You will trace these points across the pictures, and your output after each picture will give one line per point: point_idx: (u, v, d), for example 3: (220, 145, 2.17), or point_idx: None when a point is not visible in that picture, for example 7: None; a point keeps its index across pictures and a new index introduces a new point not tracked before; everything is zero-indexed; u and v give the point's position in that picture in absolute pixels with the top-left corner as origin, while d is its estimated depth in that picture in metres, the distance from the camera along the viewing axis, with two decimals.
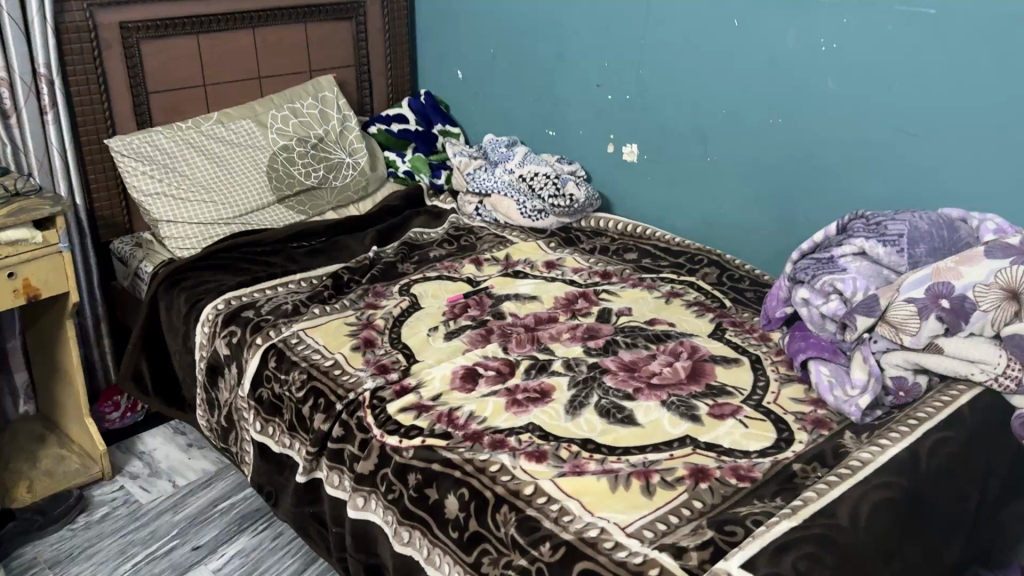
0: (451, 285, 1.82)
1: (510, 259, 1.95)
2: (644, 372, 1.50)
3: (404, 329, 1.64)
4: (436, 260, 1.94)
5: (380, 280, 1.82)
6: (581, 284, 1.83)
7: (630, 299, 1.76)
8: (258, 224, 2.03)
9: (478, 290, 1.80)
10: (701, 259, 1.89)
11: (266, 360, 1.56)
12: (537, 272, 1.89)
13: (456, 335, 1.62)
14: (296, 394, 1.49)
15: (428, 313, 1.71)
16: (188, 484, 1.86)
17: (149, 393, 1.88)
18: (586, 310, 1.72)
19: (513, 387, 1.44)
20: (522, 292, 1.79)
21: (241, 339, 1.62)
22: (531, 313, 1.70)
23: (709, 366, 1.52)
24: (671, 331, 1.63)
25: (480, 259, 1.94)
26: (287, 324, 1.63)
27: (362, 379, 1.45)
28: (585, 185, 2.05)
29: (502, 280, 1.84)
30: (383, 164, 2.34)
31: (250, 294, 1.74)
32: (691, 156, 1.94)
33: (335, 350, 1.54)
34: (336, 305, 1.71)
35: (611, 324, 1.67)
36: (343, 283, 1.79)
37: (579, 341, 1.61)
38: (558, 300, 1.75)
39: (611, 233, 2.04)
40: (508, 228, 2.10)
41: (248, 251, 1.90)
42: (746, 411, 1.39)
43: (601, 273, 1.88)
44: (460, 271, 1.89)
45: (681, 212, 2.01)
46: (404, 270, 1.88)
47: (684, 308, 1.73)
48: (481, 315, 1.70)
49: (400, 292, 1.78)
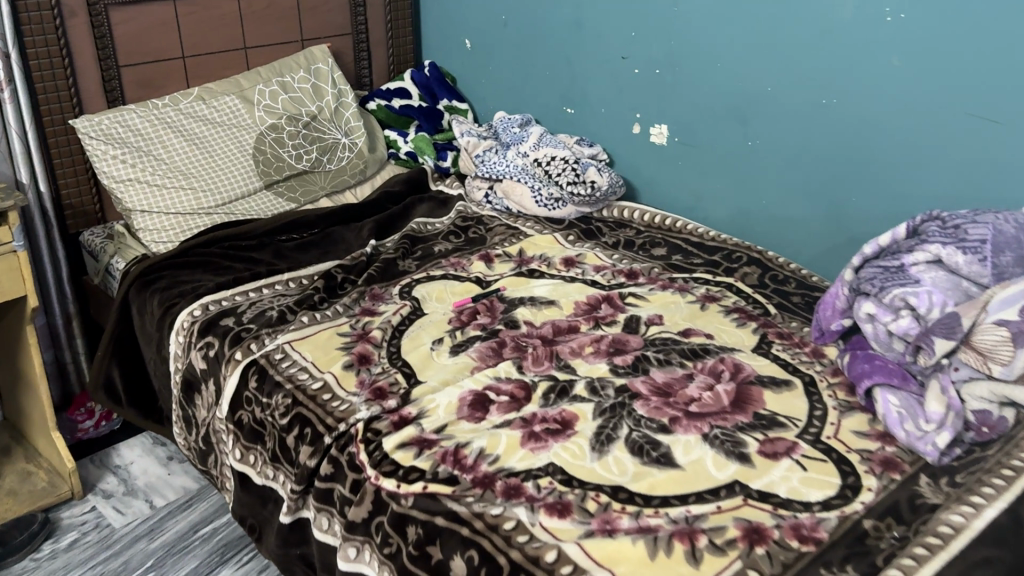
0: (458, 286, 1.62)
1: (523, 255, 1.74)
2: (681, 397, 1.30)
3: (405, 341, 1.43)
4: (441, 255, 1.73)
5: (378, 280, 1.62)
6: (605, 285, 1.63)
7: (661, 305, 1.55)
8: (243, 213, 1.82)
9: (488, 293, 1.59)
10: (739, 256, 1.68)
11: (246, 378, 1.36)
12: (554, 271, 1.68)
13: (462, 350, 1.42)
14: (280, 421, 1.29)
15: (431, 321, 1.50)
16: (167, 504, 1.68)
17: (122, 404, 1.68)
18: (611, 319, 1.51)
19: (530, 416, 1.25)
20: (538, 295, 1.58)
21: (219, 353, 1.42)
22: (548, 323, 1.50)
23: (756, 390, 1.32)
24: (710, 346, 1.43)
25: (491, 255, 1.73)
26: (272, 335, 1.43)
27: (355, 406, 1.26)
28: (607, 170, 1.84)
29: (515, 281, 1.64)
30: (383, 144, 2.12)
31: (231, 298, 1.54)
32: (728, 140, 1.72)
33: (324, 368, 1.34)
34: (328, 311, 1.51)
35: (640, 336, 1.46)
36: (337, 285, 1.59)
37: (604, 357, 1.40)
38: (578, 306, 1.55)
39: (636, 225, 1.83)
40: (521, 218, 1.89)
41: (230, 245, 1.69)
42: (803, 449, 1.20)
43: (627, 272, 1.67)
44: (467, 269, 1.68)
45: (715, 202, 1.79)
46: (405, 268, 1.68)
47: (723, 316, 1.52)
48: (491, 324, 1.50)
49: (400, 295, 1.58)
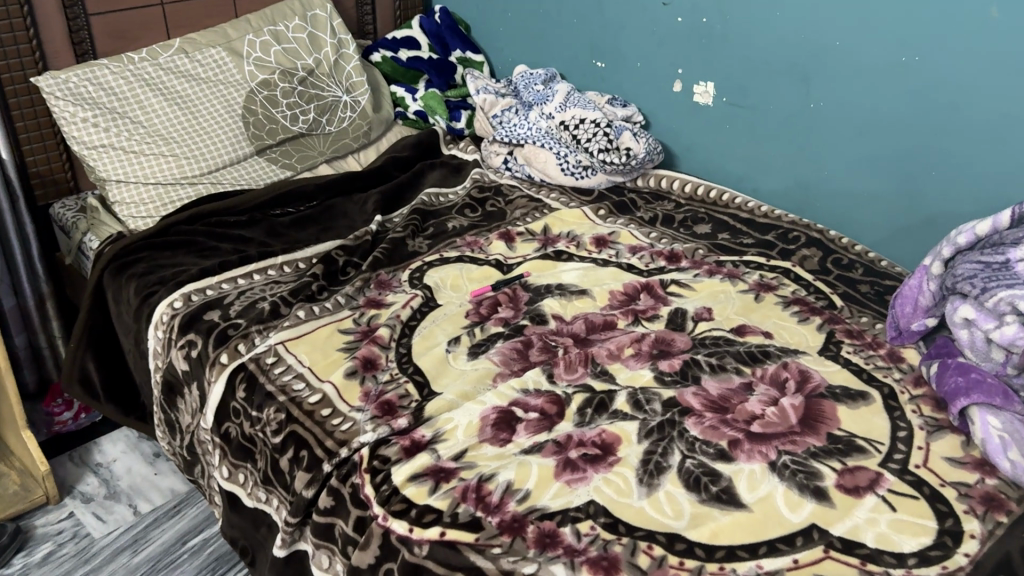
0: (476, 272, 1.42)
1: (547, 233, 1.53)
2: (740, 415, 1.11)
3: (416, 341, 1.24)
4: (456, 233, 1.53)
5: (385, 264, 1.42)
6: (644, 271, 1.43)
7: (709, 296, 1.36)
8: (231, 182, 1.61)
9: (510, 281, 1.39)
10: (796, 236, 1.48)
11: (233, 386, 1.18)
12: (583, 252, 1.48)
13: (482, 352, 1.22)
14: (272, 440, 1.11)
15: (446, 315, 1.31)
16: (153, 509, 1.52)
17: (100, 399, 1.50)
18: (652, 313, 1.31)
19: (564, 439, 1.06)
20: (567, 283, 1.39)
21: (203, 354, 1.23)
22: (580, 317, 1.30)
23: (829, 406, 1.13)
24: (769, 348, 1.24)
25: (511, 233, 1.53)
26: (263, 333, 1.24)
27: (359, 426, 1.07)
28: (644, 134, 1.63)
29: (540, 264, 1.44)
30: (390, 102, 1.90)
31: (216, 286, 1.35)
32: (786, 102, 1.50)
33: (323, 377, 1.15)
34: (328, 303, 1.31)
35: (687, 334, 1.27)
36: (337, 271, 1.40)
37: (647, 361, 1.21)
38: (614, 297, 1.35)
39: (676, 197, 1.63)
40: (545, 188, 1.68)
41: (217, 222, 1.50)
42: (888, 482, 1.02)
43: (669, 254, 1.47)
44: (486, 250, 1.49)
45: (766, 172, 1.59)
46: (415, 249, 1.48)
47: (781, 310, 1.33)
48: (515, 318, 1.30)
49: (410, 282, 1.38)
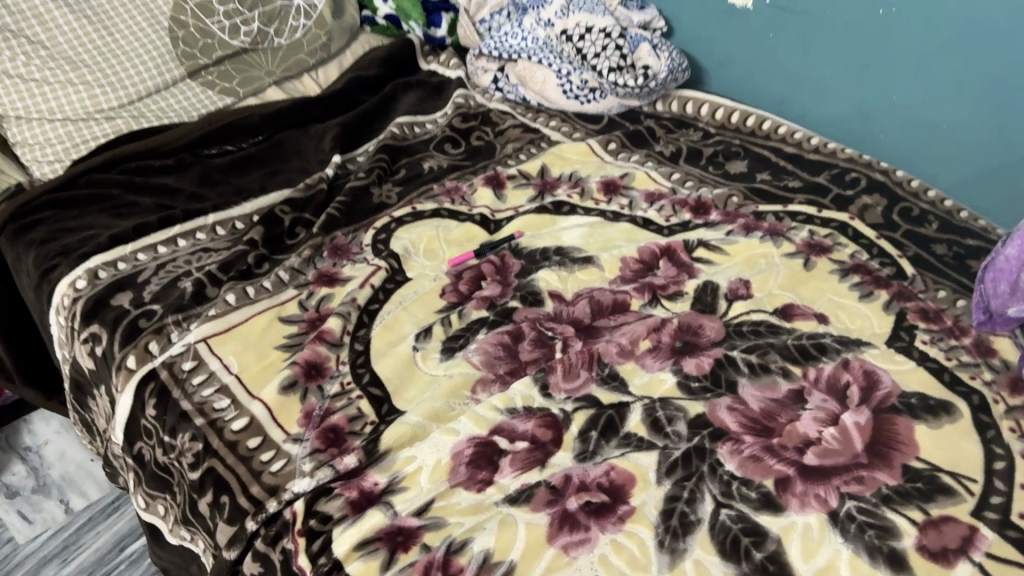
0: (456, 232, 1.15)
1: (545, 176, 1.26)
2: (789, 441, 0.86)
3: (377, 333, 0.98)
4: (432, 178, 1.26)
5: (342, 223, 1.15)
6: (664, 228, 1.16)
7: (745, 264, 1.09)
8: (157, 116, 1.31)
9: (495, 244, 1.13)
10: (855, 177, 1.20)
11: (143, 400, 0.93)
12: (589, 202, 1.21)
13: (459, 349, 0.97)
14: (189, 475, 0.87)
15: (415, 295, 1.04)
16: (89, 505, 1.30)
17: (16, 382, 1.26)
18: (675, 291, 1.05)
19: (561, 481, 0.81)
20: (568, 246, 1.13)
21: (108, 353, 0.98)
22: (584, 296, 1.04)
23: (904, 426, 0.88)
24: (825, 340, 0.97)
25: (501, 177, 1.25)
26: (181, 326, 0.98)
27: (295, 466, 0.82)
28: (666, 46, 1.31)
29: (534, 220, 1.17)
30: (354, 3, 1.55)
31: (130, 258, 1.08)
32: (849, 5, 1.18)
33: (252, 393, 0.90)
34: (266, 281, 1.05)
35: (718, 319, 1.00)
36: (280, 234, 1.13)
37: (669, 361, 0.95)
38: (626, 266, 1.09)
39: (704, 124, 1.34)
40: (543, 114, 1.39)
41: (137, 168, 1.22)
42: (988, 542, 0.77)
43: (696, 204, 1.20)
44: (468, 200, 1.22)
45: (818, 95, 1.28)
46: (381, 199, 1.21)
47: (838, 283, 1.06)
48: (502, 298, 1.04)
49: (372, 247, 1.12)
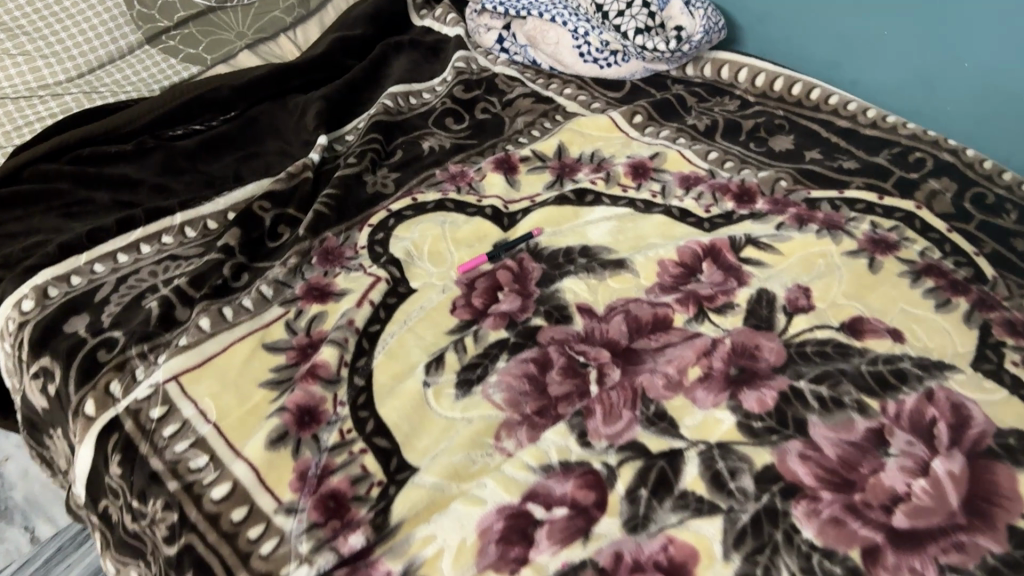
0: (465, 230, 1.00)
1: (563, 156, 1.10)
2: (874, 497, 0.73)
3: (380, 363, 0.84)
4: (433, 162, 1.10)
5: (333, 221, 0.99)
6: (704, 221, 1.01)
7: (801, 265, 0.94)
8: (111, 91, 1.13)
9: (511, 245, 0.97)
10: (920, 158, 1.05)
11: (106, 455, 0.78)
12: (616, 188, 1.05)
13: (477, 383, 0.82)
14: (163, 550, 0.73)
15: (422, 311, 0.90)
16: (57, 534, 1.16)
17: None
18: (724, 302, 0.90)
19: (612, 561, 0.67)
20: (595, 245, 0.98)
21: (62, 393, 0.83)
22: (618, 310, 0.90)
23: (1005, 475, 0.74)
24: (903, 364, 0.83)
25: (513, 158, 1.09)
26: (148, 360, 0.83)
27: (290, 547, 0.69)
28: (701, 2, 1.14)
29: (554, 214, 1.02)
30: None
31: (84, 270, 0.92)
32: None
33: (234, 449, 0.75)
34: (246, 298, 0.90)
35: (776, 337, 0.87)
36: (259, 237, 0.97)
37: (725, 394, 0.81)
38: (665, 271, 0.94)
39: (742, 92, 1.18)
40: (556, 80, 1.23)
41: (90, 156, 1.05)
42: None
43: (739, 190, 1.05)
44: (477, 188, 1.06)
45: (875, 57, 1.12)
46: (376, 188, 1.05)
47: (910, 289, 0.92)
48: (523, 314, 0.90)
49: (369, 252, 0.97)
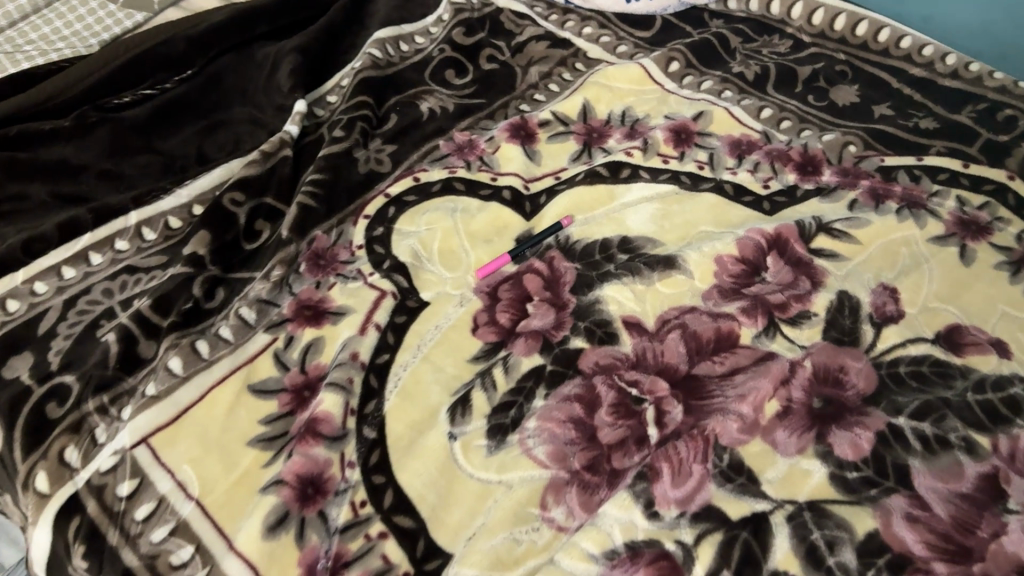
0: (481, 220, 0.84)
1: (589, 118, 0.93)
2: (996, 569, 0.61)
3: (394, 407, 0.69)
4: (435, 131, 0.92)
5: (322, 214, 0.83)
6: (763, 200, 0.86)
7: (882, 259, 0.80)
8: (39, 50, 0.93)
9: (537, 240, 0.82)
10: (1010, 115, 0.90)
11: (65, 544, 0.63)
12: (655, 159, 0.89)
13: (513, 430, 0.68)
14: None
15: (438, 334, 0.75)
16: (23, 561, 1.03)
17: None
18: (798, 312, 0.76)
19: None
20: (636, 237, 0.83)
21: (5, 458, 0.68)
22: (672, 324, 0.76)
23: None
24: (1014, 389, 0.70)
25: (531, 124, 0.92)
26: (109, 417, 0.68)
27: None
28: None
29: (586, 196, 0.86)
30: None
31: (23, 292, 0.76)
32: None
33: (226, 537, 0.62)
34: (224, 325, 0.74)
35: (862, 356, 0.73)
36: (234, 239, 0.80)
37: (810, 435, 0.68)
38: (723, 270, 0.79)
39: (795, 30, 1.02)
40: (574, 16, 1.06)
41: (19, 135, 0.86)
42: None
43: (801, 158, 0.89)
44: (492, 163, 0.89)
45: None
46: (369, 166, 0.88)
47: (1009, 286, 0.78)
48: (558, 332, 0.75)
49: (370, 254, 0.81)
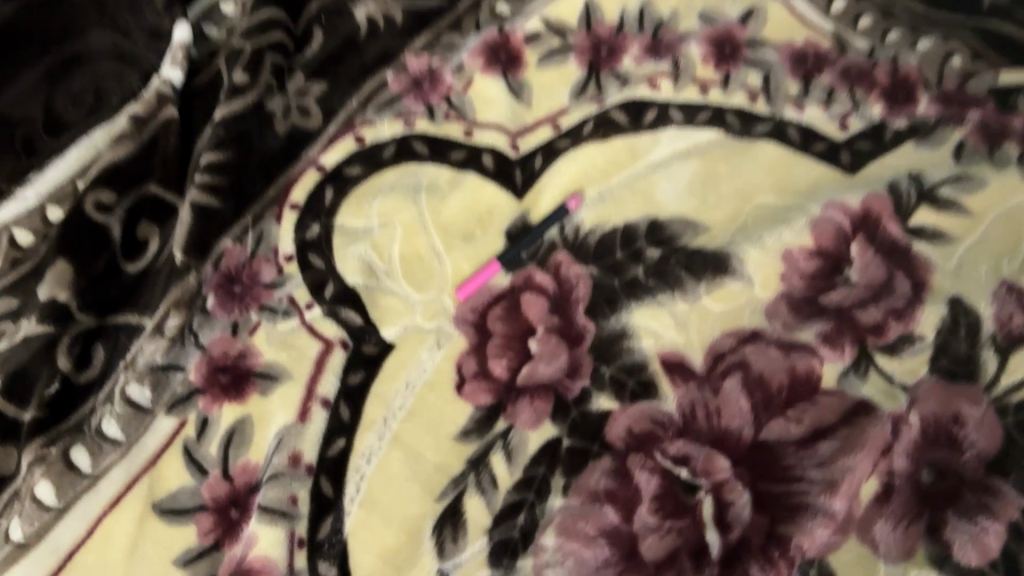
0: (456, 205, 0.61)
1: (595, 24, 0.67)
2: None
3: (360, 527, 0.51)
4: (379, 56, 0.65)
5: (229, 214, 0.59)
6: (840, 148, 0.63)
7: (1004, 237, 0.59)
8: None
9: (535, 236, 0.59)
10: None
11: None
12: (690, 90, 0.65)
13: (526, 553, 0.50)
14: None
15: (411, 398, 0.54)
16: None
17: None
18: (898, 335, 0.56)
19: None
20: (670, 219, 0.60)
21: None
22: (730, 363, 0.55)
23: None
24: None
25: (514, 41, 0.66)
26: None
27: None
28: None
29: (600, 159, 0.62)
30: None
31: None
32: None
33: None
34: (108, 416, 0.53)
35: (982, 398, 0.54)
36: (108, 266, 0.56)
37: (919, 528, 0.51)
38: (794, 269, 0.58)
39: None
40: None
41: None
42: None
43: (890, 81, 0.65)
44: (464, 107, 0.64)
45: None
46: (290, 123, 0.63)
47: None
48: (572, 385, 0.55)
49: (305, 272, 0.58)
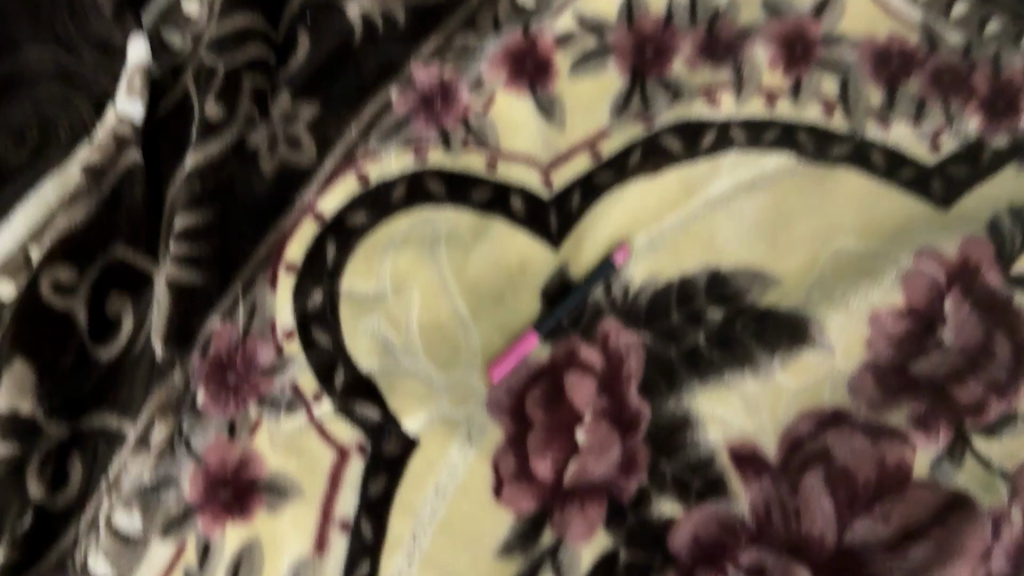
0: (482, 261, 0.52)
1: (637, 17, 0.55)
2: None
3: None
4: (381, 68, 0.54)
5: (212, 286, 0.50)
6: (931, 175, 0.54)
7: None
8: None
9: (580, 298, 0.51)
10: None
11: None
12: (756, 103, 0.55)
13: None
14: None
15: (440, 509, 0.47)
16: None
17: None
18: (999, 415, 0.49)
19: None
20: (732, 271, 0.51)
21: None
22: (813, 453, 0.48)
23: None
24: None
25: (543, 46, 0.55)
26: None
27: None
28: None
29: (650, 198, 0.53)
30: None
31: None
32: None
33: None
34: (95, 550, 0.45)
35: None
36: (78, 359, 0.48)
37: None
38: (881, 333, 0.50)
39: None
40: None
41: None
42: None
43: (989, 88, 0.56)
44: (486, 131, 0.54)
45: None
46: (280, 163, 0.53)
47: None
48: (628, 485, 0.47)
49: (309, 352, 0.50)
